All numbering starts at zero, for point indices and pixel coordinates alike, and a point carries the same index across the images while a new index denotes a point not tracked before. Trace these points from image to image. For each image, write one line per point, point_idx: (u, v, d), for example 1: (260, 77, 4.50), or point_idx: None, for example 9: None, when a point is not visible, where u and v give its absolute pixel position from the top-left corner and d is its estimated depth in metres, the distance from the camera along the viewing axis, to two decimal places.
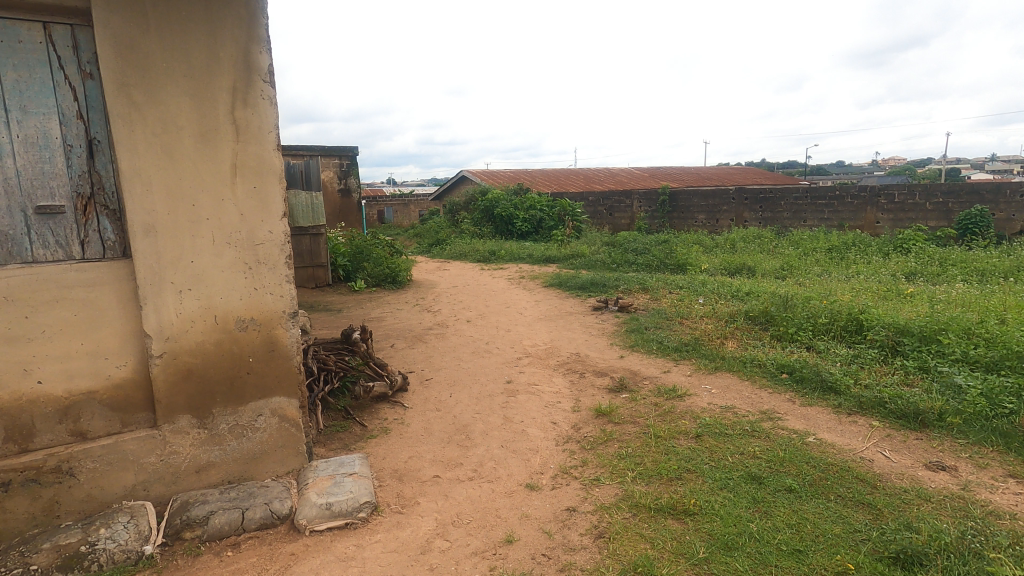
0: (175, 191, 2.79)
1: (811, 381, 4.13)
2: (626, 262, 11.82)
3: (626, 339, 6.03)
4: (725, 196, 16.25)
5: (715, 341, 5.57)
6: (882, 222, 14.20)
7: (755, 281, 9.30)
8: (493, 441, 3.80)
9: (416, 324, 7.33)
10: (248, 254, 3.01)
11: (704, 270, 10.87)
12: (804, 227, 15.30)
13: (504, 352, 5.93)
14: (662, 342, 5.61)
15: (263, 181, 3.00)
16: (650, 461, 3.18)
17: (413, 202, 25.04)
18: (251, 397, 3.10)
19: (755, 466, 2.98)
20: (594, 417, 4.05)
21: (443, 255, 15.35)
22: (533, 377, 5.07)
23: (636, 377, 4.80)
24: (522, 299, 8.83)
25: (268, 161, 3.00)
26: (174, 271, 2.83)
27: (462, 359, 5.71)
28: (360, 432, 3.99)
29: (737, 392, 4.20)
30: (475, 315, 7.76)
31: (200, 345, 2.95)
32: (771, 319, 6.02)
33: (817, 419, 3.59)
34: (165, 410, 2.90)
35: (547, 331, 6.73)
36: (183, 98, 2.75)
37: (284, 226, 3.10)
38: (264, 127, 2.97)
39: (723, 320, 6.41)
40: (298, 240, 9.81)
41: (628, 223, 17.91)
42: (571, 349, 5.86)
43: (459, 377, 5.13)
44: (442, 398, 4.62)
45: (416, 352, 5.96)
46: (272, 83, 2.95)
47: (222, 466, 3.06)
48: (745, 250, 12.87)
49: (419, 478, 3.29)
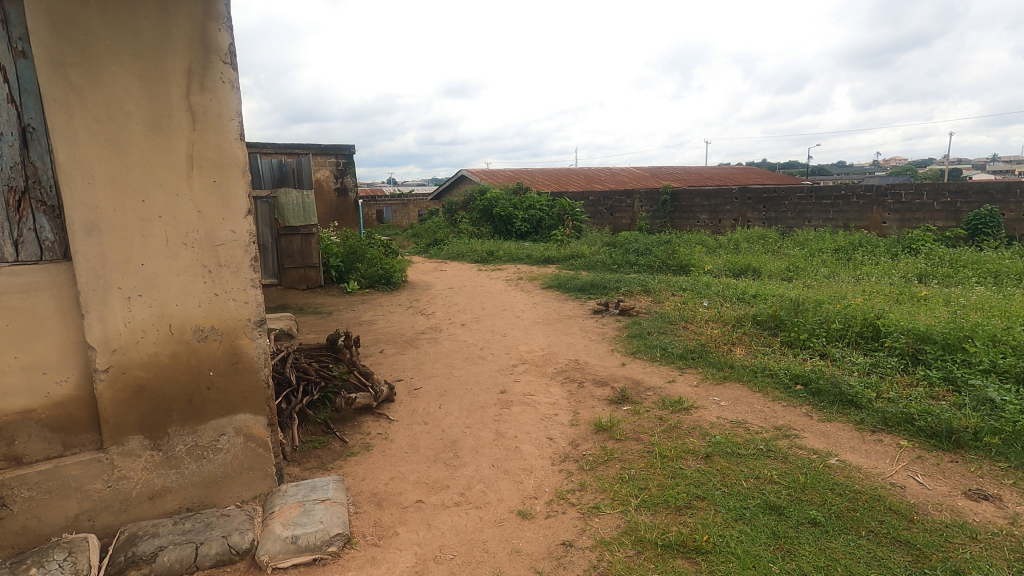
0: (121, 185, 2.48)
1: (828, 394, 3.82)
2: (628, 263, 11.52)
3: (628, 345, 5.73)
4: (728, 196, 15.96)
5: (722, 348, 5.27)
6: (889, 222, 13.89)
7: (760, 283, 8.99)
8: (484, 459, 3.48)
9: (408, 328, 7.02)
10: (208, 256, 2.70)
11: (708, 271, 10.55)
12: (808, 227, 14.99)
13: (499, 358, 5.62)
14: (666, 349, 5.30)
15: (224, 174, 2.69)
16: (655, 487, 2.87)
17: (413, 202, 24.77)
18: (212, 415, 2.80)
19: (773, 494, 2.67)
20: (594, 432, 3.73)
21: (441, 255, 15.04)
22: (529, 387, 4.76)
23: (639, 387, 4.48)
24: (520, 302, 8.52)
25: (230, 152, 2.69)
26: (121, 275, 2.53)
27: (454, 366, 5.40)
28: (340, 449, 3.68)
29: (748, 405, 3.88)
30: (471, 318, 7.46)
31: (154, 357, 2.64)
32: (781, 324, 5.71)
33: (838, 436, 3.29)
34: (113, 430, 2.59)
35: (545, 336, 6.42)
36: (130, 80, 2.44)
37: (249, 225, 2.79)
38: (225, 114, 2.66)
39: (730, 325, 6.10)
40: (289, 240, 9.50)
41: (629, 223, 17.59)
42: (570, 356, 5.55)
43: (450, 387, 4.81)
44: (431, 410, 4.30)
45: (406, 359, 5.65)
46: (234, 65, 2.65)
47: (179, 492, 2.75)
48: (749, 251, 12.56)
49: (400, 504, 2.98)
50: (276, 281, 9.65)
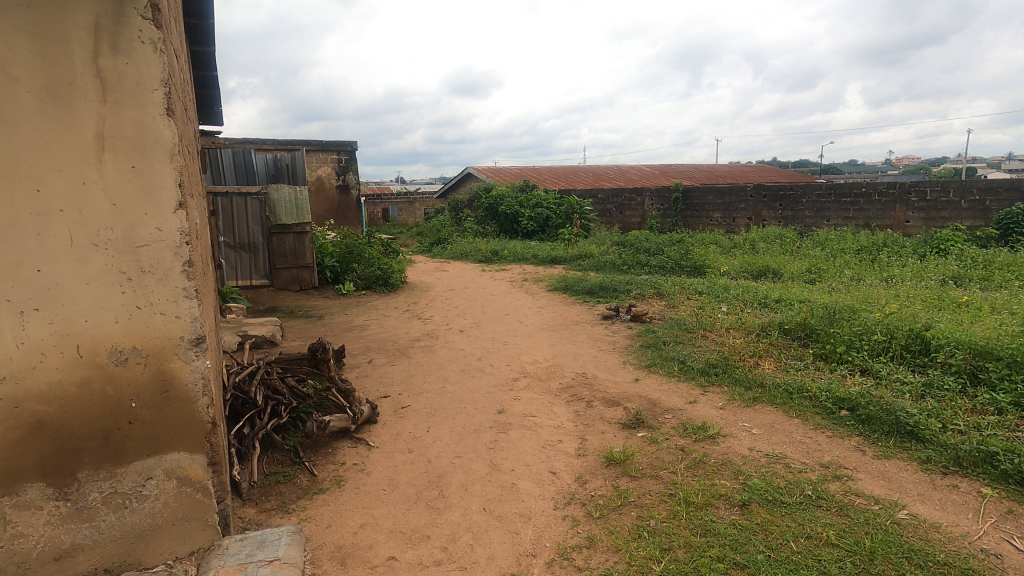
0: (10, 171, 1.98)
1: (881, 422, 3.26)
2: (638, 263, 10.95)
3: (641, 356, 5.16)
4: (742, 193, 15.31)
5: (748, 361, 4.70)
6: (913, 221, 13.17)
7: (781, 285, 8.39)
8: (474, 500, 2.95)
9: (401, 334, 6.48)
10: (127, 261, 2.18)
11: (724, 273, 9.95)
12: (827, 227, 14.31)
13: (498, 371, 5.07)
14: (685, 362, 4.72)
15: (146, 158, 2.16)
16: (681, 549, 2.32)
17: (419, 199, 24.35)
18: (135, 455, 2.28)
19: (833, 564, 2.12)
20: (604, 466, 3.18)
21: (443, 254, 14.51)
22: (531, 406, 4.21)
23: (655, 408, 3.92)
24: (523, 305, 7.96)
25: (154, 131, 2.16)
26: (13, 284, 2.02)
27: (448, 380, 4.86)
28: (307, 484, 3.15)
29: (786, 434, 3.31)
30: (470, 324, 6.92)
31: (56, 387, 2.12)
32: (813, 333, 5.12)
33: (899, 479, 2.73)
34: (5, 479, 2.09)
35: (549, 345, 5.86)
36: (19, 38, 1.95)
37: (180, 222, 2.25)
38: (144, 81, 2.12)
39: (754, 334, 5.53)
40: (281, 239, 9.03)
41: (639, 222, 16.96)
42: (577, 369, 5.00)
43: (441, 406, 4.26)
44: (417, 434, 3.76)
45: (396, 371, 5.12)
46: (156, 21, 2.12)
47: (93, 550, 2.23)
48: (767, 251, 11.92)
49: (368, 563, 2.45)
50: (268, 282, 9.14)
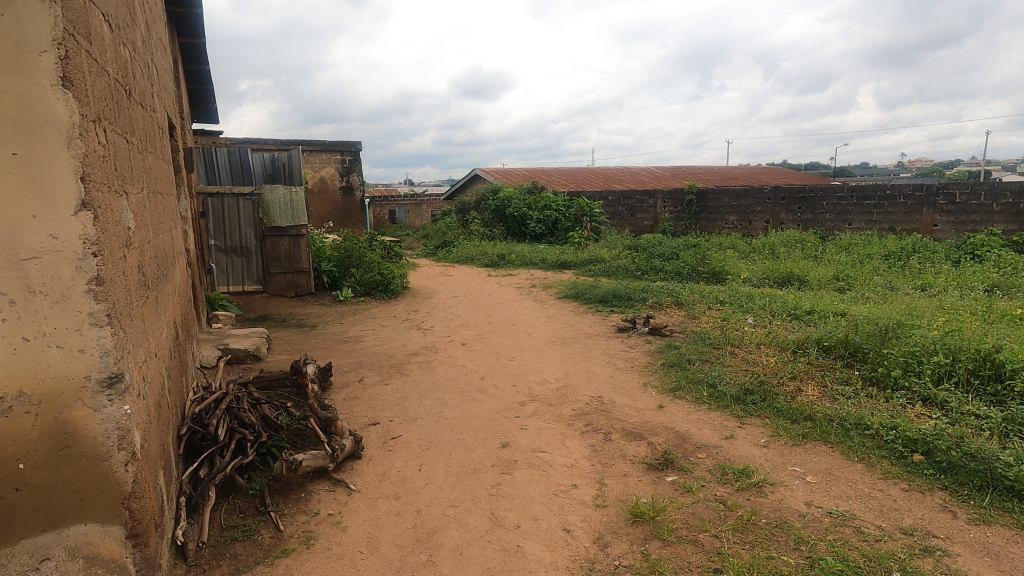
0: None
1: (967, 471, 2.68)
2: (653, 269, 10.35)
3: (664, 377, 4.57)
4: (759, 196, 14.67)
5: (787, 385, 4.11)
6: (941, 225, 12.42)
7: (809, 294, 7.76)
8: (471, 569, 2.40)
9: (398, 347, 5.94)
10: (10, 279, 1.66)
11: (745, 279, 9.34)
12: (849, 230, 13.61)
13: (503, 393, 4.49)
14: (715, 387, 4.14)
15: (33, 142, 1.64)
16: None
17: (426, 202, 23.82)
18: (26, 531, 1.75)
19: None
20: (629, 524, 2.62)
21: (449, 258, 13.98)
22: (539, 438, 3.64)
23: (685, 445, 3.34)
24: (531, 315, 7.39)
25: (45, 106, 1.65)
26: None
27: (446, 404, 4.29)
28: (271, 542, 2.61)
29: (850, 486, 2.73)
30: (473, 336, 6.37)
31: None
32: (859, 353, 4.54)
33: (1013, 560, 2.14)
34: None
35: (560, 361, 5.28)
36: None
37: (83, 227, 1.73)
38: (28, 40, 1.61)
39: (789, 352, 4.94)
40: (275, 242, 8.52)
41: (651, 225, 16.35)
42: (591, 392, 4.42)
43: (437, 437, 3.71)
44: (407, 474, 3.21)
45: (389, 392, 4.57)
46: None
47: None
48: (789, 256, 11.28)
49: None
50: (261, 288, 8.61)
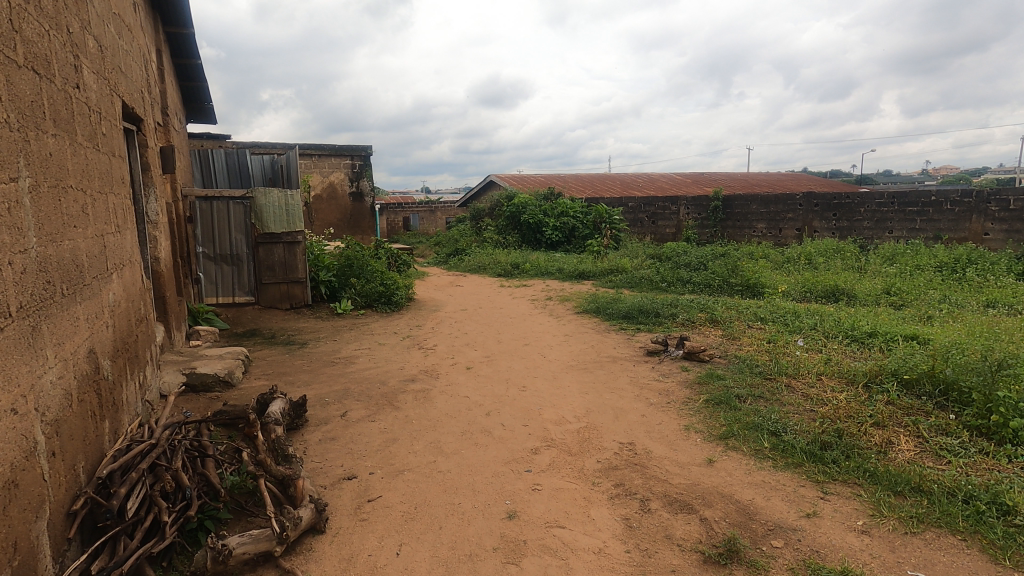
0: None
1: None
2: (679, 280, 9.46)
3: (711, 419, 3.72)
4: (791, 202, 13.68)
5: (872, 436, 3.23)
6: (993, 234, 11.27)
7: (860, 311, 6.82)
8: None
9: (394, 372, 5.15)
10: None
11: (782, 293, 8.41)
12: (890, 239, 12.55)
13: (512, 436, 3.67)
14: (779, 435, 3.29)
15: None
16: None
17: (440, 209, 23.09)
18: None
19: None
20: None
21: (460, 267, 13.24)
22: (557, 504, 2.82)
23: (753, 524, 2.50)
24: (547, 333, 6.56)
25: None
26: None
27: (442, 450, 3.48)
28: None
29: None
30: (480, 358, 5.56)
31: None
32: (954, 391, 3.65)
33: None
34: None
35: (580, 393, 4.44)
36: None
37: None
38: None
39: (860, 387, 4.05)
40: (269, 249, 7.83)
41: (673, 232, 15.46)
42: (620, 437, 3.58)
43: (425, 499, 2.91)
44: (381, 561, 2.41)
45: (373, 432, 3.77)
46: None
47: None
48: (829, 267, 10.31)
49: None
50: (253, 299, 7.91)
